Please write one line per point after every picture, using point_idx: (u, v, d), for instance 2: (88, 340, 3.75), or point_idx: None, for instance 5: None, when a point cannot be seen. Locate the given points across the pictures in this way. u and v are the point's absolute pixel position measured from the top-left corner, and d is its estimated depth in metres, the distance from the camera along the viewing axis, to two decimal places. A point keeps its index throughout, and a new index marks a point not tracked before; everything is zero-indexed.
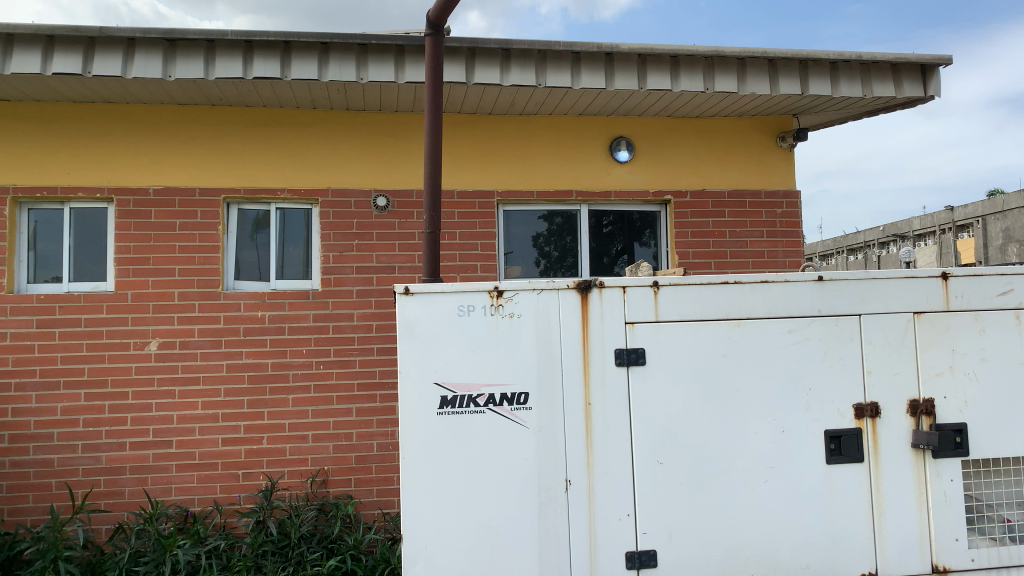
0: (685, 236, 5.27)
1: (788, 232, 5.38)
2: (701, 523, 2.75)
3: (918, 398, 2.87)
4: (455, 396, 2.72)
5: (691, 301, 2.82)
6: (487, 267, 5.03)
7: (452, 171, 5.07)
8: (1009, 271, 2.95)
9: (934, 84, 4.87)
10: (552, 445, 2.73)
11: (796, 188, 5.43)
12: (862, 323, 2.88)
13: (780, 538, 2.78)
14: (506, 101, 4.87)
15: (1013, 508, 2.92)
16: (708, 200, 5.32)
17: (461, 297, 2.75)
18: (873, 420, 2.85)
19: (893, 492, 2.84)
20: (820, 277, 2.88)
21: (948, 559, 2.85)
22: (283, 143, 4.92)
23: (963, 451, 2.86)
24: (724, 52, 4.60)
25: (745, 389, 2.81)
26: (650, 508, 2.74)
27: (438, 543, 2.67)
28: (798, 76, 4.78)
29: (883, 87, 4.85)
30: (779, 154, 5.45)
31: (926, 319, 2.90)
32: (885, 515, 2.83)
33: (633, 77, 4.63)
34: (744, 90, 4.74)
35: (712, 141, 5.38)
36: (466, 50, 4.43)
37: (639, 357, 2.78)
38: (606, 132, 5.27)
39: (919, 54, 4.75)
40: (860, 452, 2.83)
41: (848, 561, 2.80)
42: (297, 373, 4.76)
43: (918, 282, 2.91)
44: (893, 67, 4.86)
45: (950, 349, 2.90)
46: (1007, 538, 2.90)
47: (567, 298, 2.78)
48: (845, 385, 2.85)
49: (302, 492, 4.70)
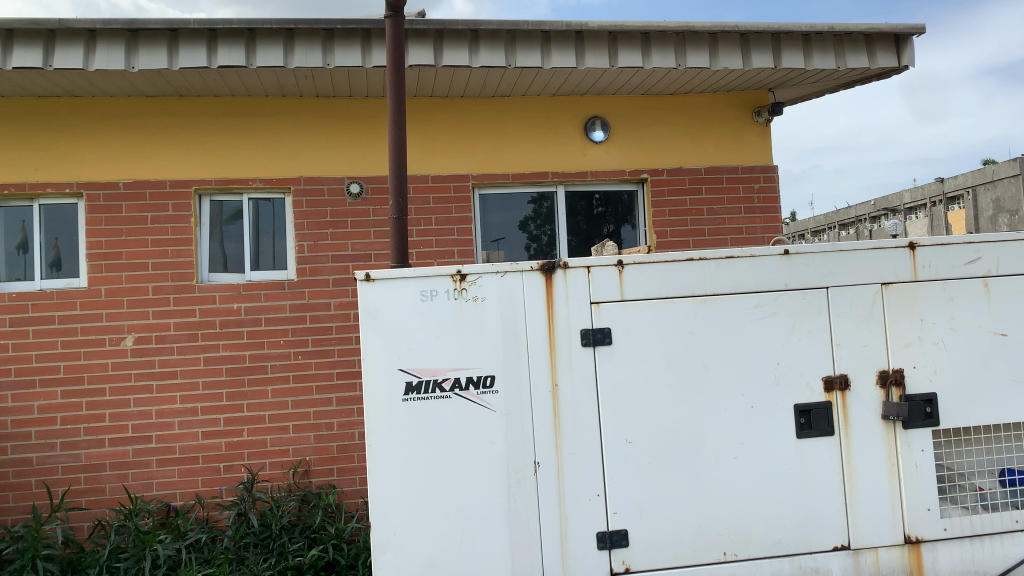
0: (662, 214, 5.24)
1: (766, 208, 5.36)
2: (672, 502, 2.74)
3: (888, 369, 2.86)
4: (420, 381, 2.69)
5: (656, 279, 2.80)
6: (464, 251, 4.99)
7: (426, 156, 5.03)
8: (976, 240, 2.93)
9: (907, 54, 4.84)
10: (521, 428, 2.72)
11: (773, 163, 5.40)
12: (829, 296, 2.86)
13: (752, 513, 2.77)
14: (477, 83, 4.82)
15: (985, 476, 2.92)
16: (685, 177, 5.29)
17: (423, 282, 2.72)
18: (843, 393, 2.84)
19: (865, 464, 2.83)
20: (786, 250, 2.85)
21: (921, 529, 2.85)
22: (254, 132, 4.87)
23: (934, 421, 2.85)
24: (695, 28, 4.55)
25: (713, 365, 2.79)
26: (619, 488, 2.73)
27: (408, 529, 2.66)
28: (771, 50, 4.74)
29: (857, 59, 4.81)
30: (754, 129, 5.42)
31: (894, 289, 2.89)
32: (857, 487, 2.83)
33: (604, 56, 4.59)
34: (717, 65, 4.70)
35: (687, 118, 5.35)
36: (433, 33, 4.38)
37: (605, 336, 2.76)
38: (580, 112, 5.23)
39: (891, 24, 4.71)
40: (830, 425, 2.82)
41: (821, 535, 2.80)
42: (275, 365, 4.73)
43: (885, 254, 2.89)
44: (866, 38, 4.82)
45: (919, 319, 2.89)
46: (980, 507, 2.90)
47: (531, 279, 2.76)
48: (814, 358, 2.84)
49: (284, 483, 4.67)
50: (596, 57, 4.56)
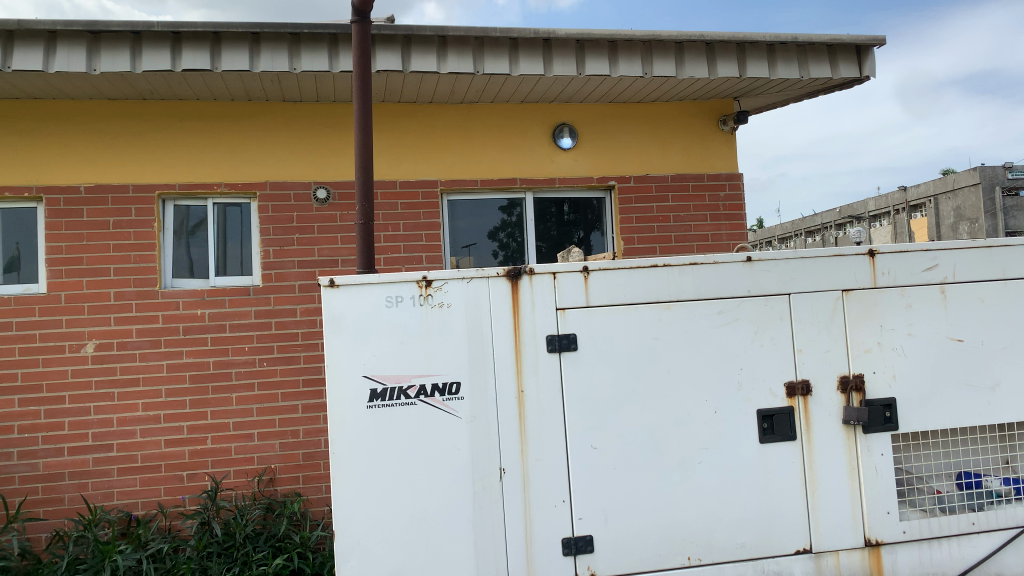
0: (630, 221, 5.28)
1: (731, 215, 5.42)
2: (637, 507, 2.75)
3: (848, 374, 2.90)
4: (385, 388, 2.68)
5: (622, 285, 2.81)
6: (432, 257, 4.98)
7: (394, 161, 5.01)
8: (934, 247, 2.98)
9: (869, 64, 4.93)
10: (486, 435, 2.71)
11: (738, 171, 5.46)
12: (791, 302, 2.90)
13: (716, 518, 2.79)
14: (446, 88, 4.81)
15: (943, 480, 2.97)
16: (652, 184, 5.33)
17: (388, 288, 2.71)
18: (804, 398, 2.88)
19: (826, 468, 2.87)
20: (748, 257, 2.89)
21: (881, 532, 2.89)
22: (219, 137, 4.82)
23: (893, 426, 2.90)
24: (661, 37, 4.60)
25: (677, 370, 2.81)
26: (584, 494, 2.74)
27: (372, 537, 2.64)
28: (736, 59, 4.80)
29: (820, 69, 4.89)
30: (720, 138, 5.48)
31: (854, 296, 2.93)
32: (819, 491, 2.86)
33: (572, 63, 4.61)
34: (683, 74, 4.75)
35: (654, 125, 5.39)
36: (401, 38, 4.37)
37: (570, 342, 2.77)
38: (548, 118, 5.25)
39: (853, 36, 4.80)
40: (792, 430, 2.85)
41: (783, 539, 2.83)
42: (239, 372, 4.68)
43: (846, 260, 2.94)
44: (829, 49, 4.91)
45: (878, 325, 2.94)
46: (937, 509, 2.95)
47: (497, 286, 2.76)
48: (776, 363, 2.87)
49: (249, 492, 4.61)
50: (563, 65, 4.59)
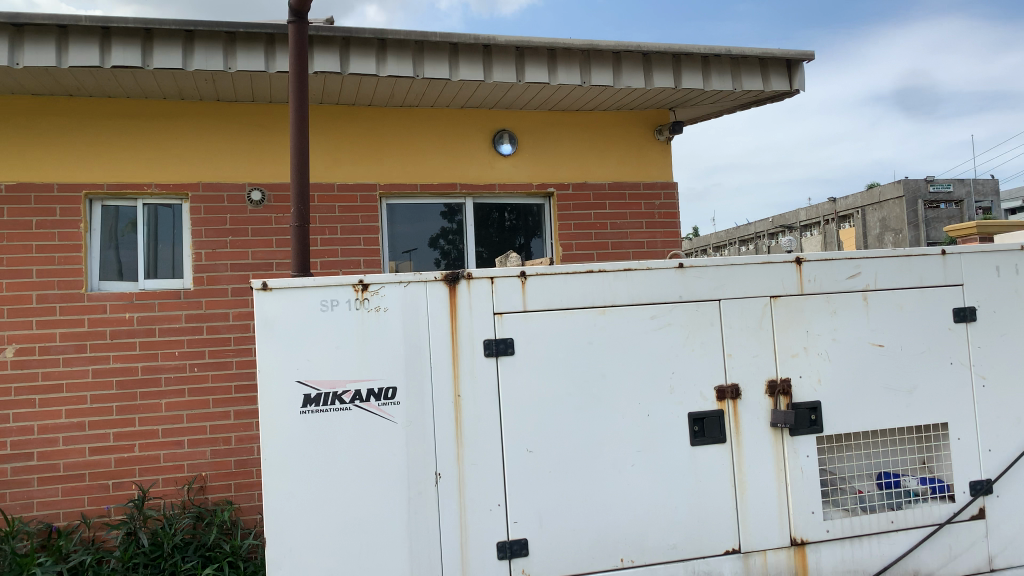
0: (568, 228, 5.33)
1: (666, 223, 5.53)
2: (571, 509, 2.78)
3: (776, 378, 2.99)
4: (319, 394, 2.65)
5: (558, 290, 2.84)
6: (370, 261, 4.94)
7: (331, 164, 4.96)
8: (857, 256, 3.10)
9: (798, 78, 5.10)
10: (422, 439, 2.70)
11: (673, 180, 5.58)
12: (722, 308, 2.98)
13: (648, 520, 2.84)
14: (385, 92, 4.79)
15: (865, 479, 3.09)
16: (590, 192, 5.40)
17: (323, 292, 2.68)
18: (734, 401, 2.95)
19: (754, 469, 2.95)
20: (681, 264, 2.95)
21: (806, 531, 2.98)
22: (149, 136, 4.70)
23: (817, 428, 3.00)
24: (599, 47, 4.67)
25: (612, 375, 2.85)
26: (520, 498, 2.75)
27: (305, 544, 2.61)
28: (671, 70, 4.90)
29: (752, 81, 5.04)
30: (656, 147, 5.59)
31: (781, 302, 3.03)
32: (748, 492, 2.94)
33: (511, 70, 4.64)
34: (620, 83, 4.83)
35: (592, 133, 5.47)
36: (340, 40, 4.33)
37: (507, 347, 2.78)
38: (488, 124, 5.27)
39: (783, 50, 4.96)
40: (722, 432, 2.93)
41: (713, 539, 2.90)
42: (169, 377, 4.56)
43: (774, 268, 3.03)
44: (760, 62, 5.05)
45: (804, 330, 3.03)
46: (859, 508, 3.06)
47: (434, 290, 2.76)
48: (707, 368, 2.94)
49: (178, 500, 4.49)
50: (504, 71, 4.62)
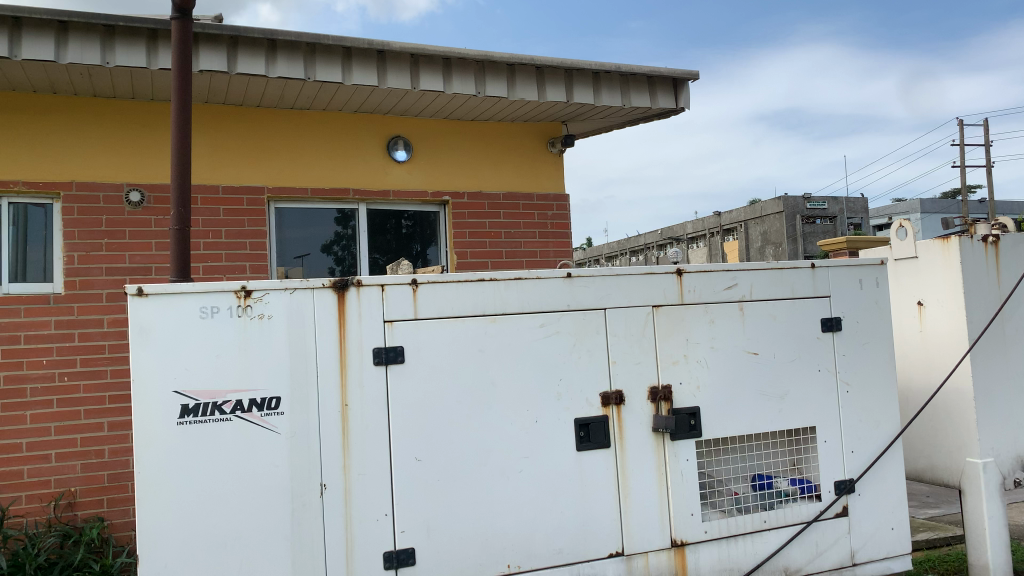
0: (462, 236, 5.35)
1: (558, 234, 5.64)
2: (459, 517, 2.79)
3: (658, 385, 3.09)
4: (197, 404, 2.55)
5: (448, 298, 2.85)
6: (257, 267, 4.80)
7: (217, 166, 4.79)
8: (734, 268, 3.25)
9: (684, 97, 5.31)
10: (307, 450, 2.65)
11: (565, 192, 5.70)
12: (607, 317, 3.06)
13: (535, 525, 2.88)
14: (275, 94, 4.68)
15: (740, 482, 3.24)
16: (484, 202, 5.44)
17: (204, 298, 2.59)
18: (618, 408, 3.03)
19: (637, 473, 3.04)
20: (569, 273, 3.02)
21: (685, 532, 3.09)
22: (16, 130, 4.41)
23: (696, 433, 3.12)
24: (493, 58, 4.72)
25: (501, 383, 2.88)
26: (407, 506, 2.73)
27: (180, 560, 2.51)
28: (564, 84, 5.01)
29: (640, 98, 5.21)
30: (548, 159, 5.69)
31: (663, 312, 3.14)
32: (631, 495, 3.03)
33: (406, 77, 4.62)
34: (514, 95, 4.90)
35: (486, 143, 5.51)
36: (227, 39, 4.20)
37: (396, 355, 2.77)
38: (382, 131, 5.22)
39: (670, 70, 5.15)
40: (606, 438, 3.00)
41: (598, 543, 2.96)
42: (35, 388, 4.28)
43: (657, 278, 3.14)
44: (649, 80, 5.23)
45: (685, 338, 3.15)
46: (735, 509, 3.21)
47: (321, 297, 2.71)
48: (592, 375, 3.01)
49: (43, 518, 4.22)
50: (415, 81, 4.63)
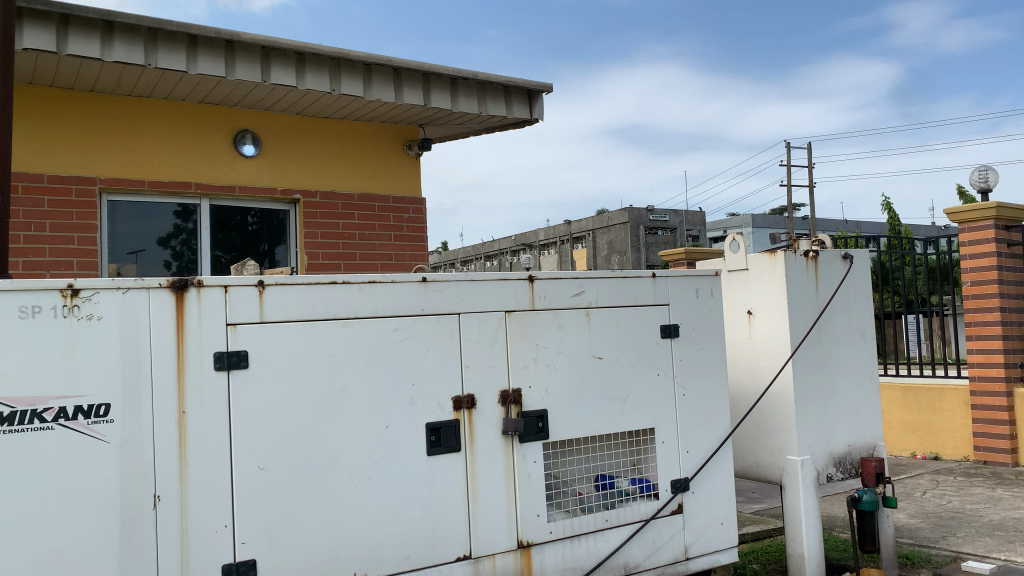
0: (313, 236, 5.23)
1: (413, 237, 5.62)
2: (304, 525, 2.71)
3: (508, 389, 3.15)
4: (13, 412, 2.33)
5: (297, 301, 2.77)
6: (85, 263, 4.46)
7: (41, 153, 4.41)
8: (582, 275, 3.37)
9: (538, 108, 5.44)
10: (140, 460, 2.49)
11: (421, 196, 5.69)
12: (460, 322, 3.08)
13: (383, 532, 2.85)
14: (111, 78, 4.37)
15: (584, 482, 3.35)
16: (338, 202, 5.35)
17: (24, 296, 2.38)
18: (469, 412, 3.06)
19: (486, 476, 3.08)
20: (423, 278, 3.02)
21: (531, 533, 3.16)
22: None
23: (544, 435, 3.20)
24: (349, 56, 4.64)
25: (351, 388, 2.83)
26: (249, 517, 2.63)
27: None
28: (421, 88, 5.00)
29: (496, 106, 5.29)
30: (404, 162, 5.66)
31: (515, 317, 3.20)
32: (480, 498, 3.06)
33: (256, 69, 4.45)
34: (370, 95, 4.83)
35: (341, 142, 5.40)
36: (57, 16, 3.89)
37: (240, 359, 2.66)
38: (229, 124, 5.00)
39: (525, 81, 5.27)
40: (456, 442, 3.02)
41: (445, 547, 2.97)
42: None
43: (509, 285, 3.20)
44: (505, 90, 5.33)
45: (535, 343, 3.23)
46: (579, 509, 3.31)
47: (159, 297, 2.57)
48: (443, 380, 3.02)
49: None
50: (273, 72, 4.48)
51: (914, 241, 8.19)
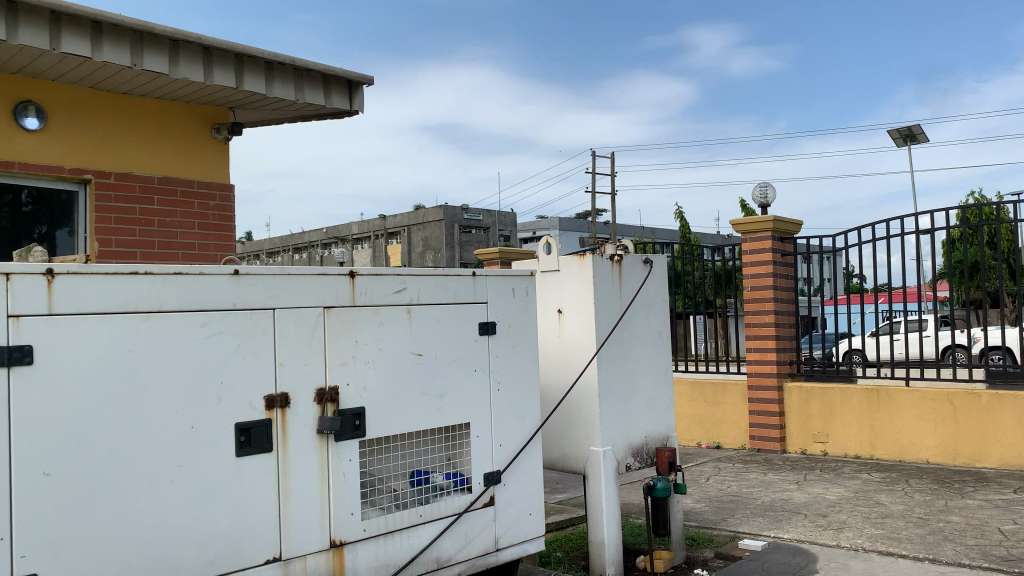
0: (106, 221, 4.82)
1: (219, 226, 5.35)
2: (95, 535, 2.51)
3: (324, 386, 3.09)
4: None
5: (93, 292, 2.55)
6: None
7: None
8: (403, 272, 3.37)
9: (358, 100, 5.36)
10: None
11: (229, 182, 5.43)
12: (276, 317, 2.98)
13: (185, 538, 2.69)
14: None
15: (399, 479, 3.36)
16: (135, 184, 4.97)
17: None
18: (283, 410, 2.97)
19: (298, 476, 3.00)
20: (236, 271, 2.89)
21: (343, 532, 3.12)
22: None
23: (360, 433, 3.17)
24: (154, 30, 4.31)
25: (153, 386, 2.65)
26: (30, 528, 2.39)
27: None
28: (233, 70, 4.77)
29: (314, 95, 5.15)
30: (211, 146, 5.36)
31: (334, 313, 3.14)
32: (292, 499, 2.98)
33: (42, 35, 4.01)
34: (176, 74, 4.54)
35: (141, 121, 5.02)
36: None
37: (24, 355, 2.40)
38: (8, 92, 4.47)
39: (345, 71, 5.17)
40: (268, 441, 2.92)
41: (253, 549, 2.86)
42: None
43: (328, 280, 3.14)
44: (324, 78, 5.20)
45: (353, 340, 3.19)
46: (393, 506, 3.32)
47: None
48: (256, 377, 2.91)
49: None
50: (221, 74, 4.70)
51: (703, 249, 8.90)
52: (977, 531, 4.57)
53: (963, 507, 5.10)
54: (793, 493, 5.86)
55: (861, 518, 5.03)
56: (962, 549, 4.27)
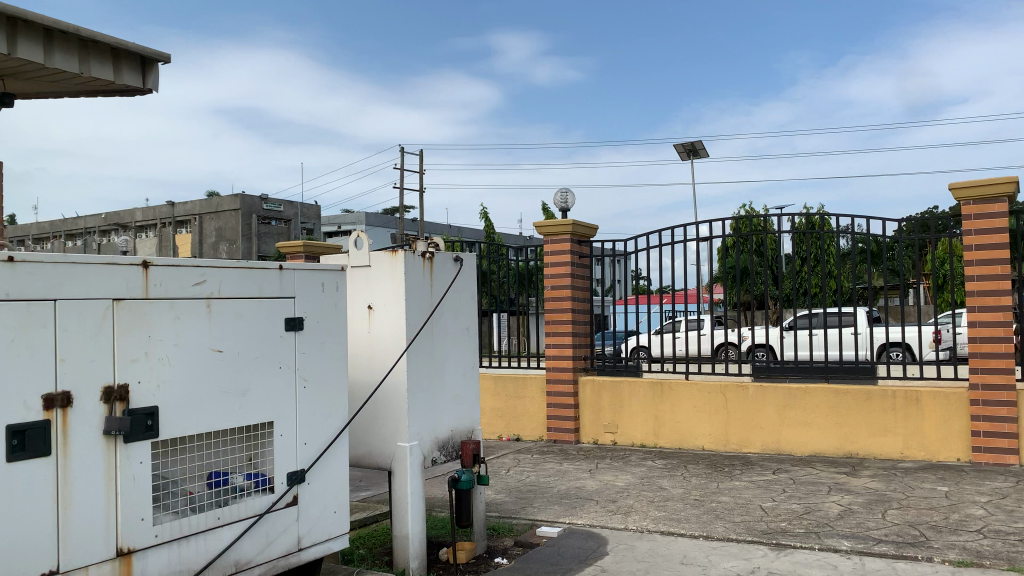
0: None
1: None
2: None
3: (112, 385, 2.88)
4: None
5: None
6: None
7: None
8: (203, 264, 3.21)
9: (152, 79, 4.51)
10: None
11: None
12: (57, 309, 2.73)
13: None
14: None
15: (194, 481, 3.20)
16: None
17: None
18: (63, 411, 2.73)
19: (81, 481, 2.78)
20: (10, 256, 2.61)
21: (132, 539, 2.92)
22: None
23: (153, 434, 2.99)
24: None
25: None
26: None
27: None
28: None
29: (99, 70, 4.20)
30: None
31: (124, 306, 2.94)
32: (74, 506, 2.75)
33: None
34: None
35: None
36: None
37: None
38: None
39: (138, 44, 4.31)
40: (46, 444, 2.67)
41: (26, 563, 2.60)
42: None
43: (118, 270, 2.93)
44: (111, 52, 4.33)
45: (146, 335, 3.00)
46: (188, 510, 3.16)
47: None
48: (32, 374, 2.65)
49: None
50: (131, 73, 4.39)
51: (507, 248, 9.15)
52: (743, 508, 5.11)
53: (732, 488, 5.67)
54: (586, 481, 6.21)
55: (645, 502, 5.44)
56: (730, 525, 4.75)
